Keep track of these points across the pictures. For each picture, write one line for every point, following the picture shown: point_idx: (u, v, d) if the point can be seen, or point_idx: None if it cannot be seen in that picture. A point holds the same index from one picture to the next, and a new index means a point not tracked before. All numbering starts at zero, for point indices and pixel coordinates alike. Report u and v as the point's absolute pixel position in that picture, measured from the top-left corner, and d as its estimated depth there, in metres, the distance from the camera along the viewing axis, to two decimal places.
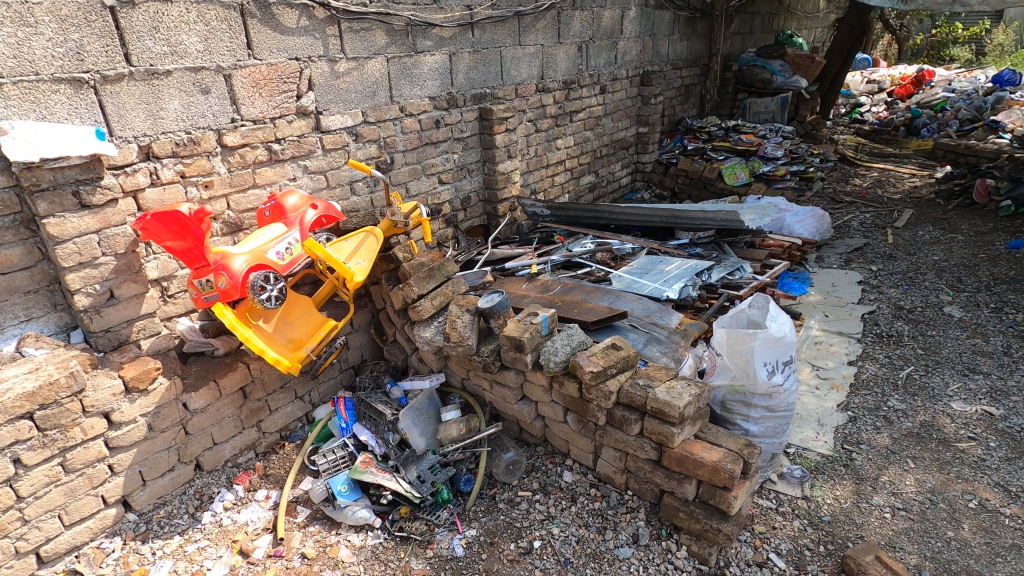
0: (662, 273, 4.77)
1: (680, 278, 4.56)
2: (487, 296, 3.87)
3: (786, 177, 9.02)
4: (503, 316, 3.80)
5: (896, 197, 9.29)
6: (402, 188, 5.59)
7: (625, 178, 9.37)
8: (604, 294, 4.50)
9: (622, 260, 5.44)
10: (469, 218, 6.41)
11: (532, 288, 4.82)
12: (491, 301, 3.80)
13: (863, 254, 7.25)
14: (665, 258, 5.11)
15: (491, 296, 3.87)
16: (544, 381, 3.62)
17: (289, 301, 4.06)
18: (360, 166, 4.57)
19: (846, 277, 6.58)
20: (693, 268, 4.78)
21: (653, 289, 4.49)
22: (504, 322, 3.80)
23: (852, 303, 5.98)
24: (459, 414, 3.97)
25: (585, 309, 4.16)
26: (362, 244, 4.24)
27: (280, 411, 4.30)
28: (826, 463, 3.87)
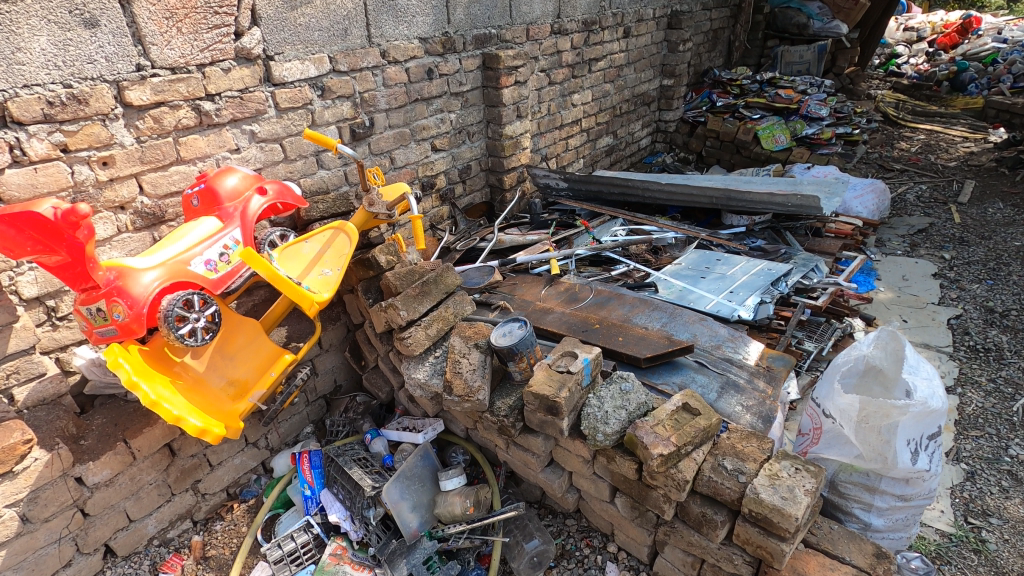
0: (724, 279, 3.69)
1: (752, 290, 3.50)
2: (505, 328, 2.76)
3: (832, 140, 7.82)
4: (527, 357, 2.68)
5: (950, 164, 8.15)
6: (385, 158, 4.37)
7: (645, 138, 8.11)
8: (654, 310, 3.42)
9: (664, 254, 4.33)
10: (469, 192, 5.23)
11: (557, 298, 3.73)
12: (513, 339, 2.66)
13: (929, 238, 6.18)
14: (724, 255, 4.01)
15: (510, 327, 2.76)
16: (585, 452, 2.59)
17: (228, 327, 2.92)
18: (321, 138, 3.30)
19: (918, 269, 5.53)
20: (765, 272, 3.68)
21: (717, 305, 3.42)
22: (529, 364, 2.72)
23: (932, 304, 4.96)
24: (463, 483, 2.94)
25: (633, 338, 3.10)
26: (330, 245, 3.08)
27: (224, 466, 3.27)
28: (949, 546, 2.93)
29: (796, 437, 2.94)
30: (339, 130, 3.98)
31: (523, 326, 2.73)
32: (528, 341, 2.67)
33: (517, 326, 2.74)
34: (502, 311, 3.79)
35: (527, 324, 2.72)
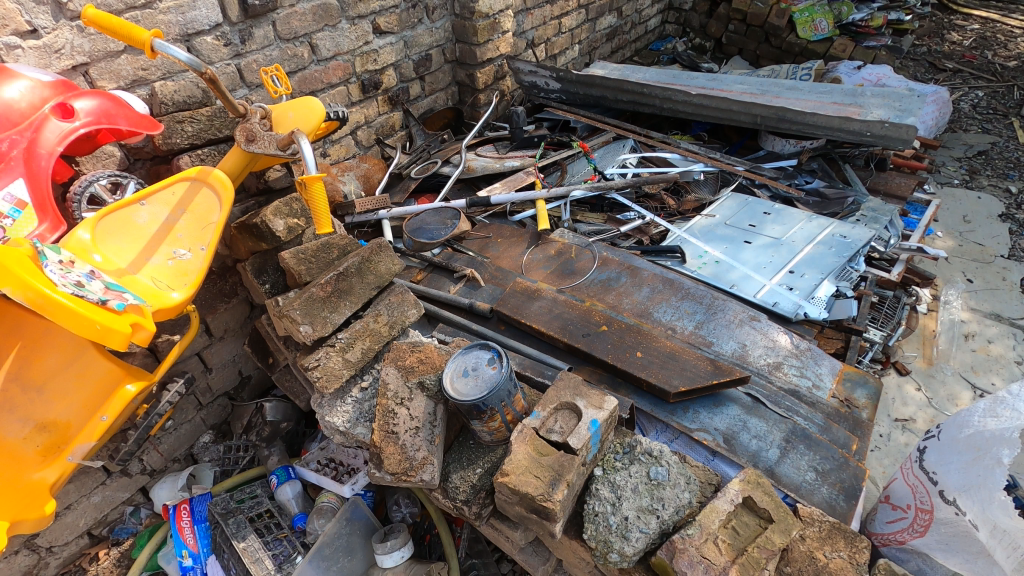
0: (778, 247, 2.64)
1: (822, 269, 2.46)
2: (471, 360, 1.74)
3: (881, 29, 6.38)
4: (501, 412, 1.68)
5: (1010, 63, 6.83)
6: (303, 46, 2.97)
7: (654, 18, 6.55)
8: (683, 299, 2.40)
9: (689, 197, 3.22)
10: (429, 94, 3.91)
11: (545, 270, 2.68)
12: (482, 384, 1.66)
13: (990, 162, 5.12)
14: (775, 206, 2.92)
15: (476, 358, 1.74)
16: (586, 556, 1.71)
17: (31, 343, 1.79)
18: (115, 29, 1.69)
19: (981, 207, 4.53)
20: (836, 240, 2.63)
21: (773, 294, 2.40)
22: (504, 423, 1.72)
23: (1001, 257, 4.03)
24: (406, 556, 1.99)
25: (657, 353, 2.11)
26: (184, 210, 1.91)
27: (79, 508, 2.35)
28: None
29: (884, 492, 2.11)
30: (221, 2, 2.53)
31: (499, 361, 1.71)
32: (507, 387, 1.66)
33: (489, 359, 1.73)
34: (469, 284, 2.72)
35: (503, 357, 1.71)
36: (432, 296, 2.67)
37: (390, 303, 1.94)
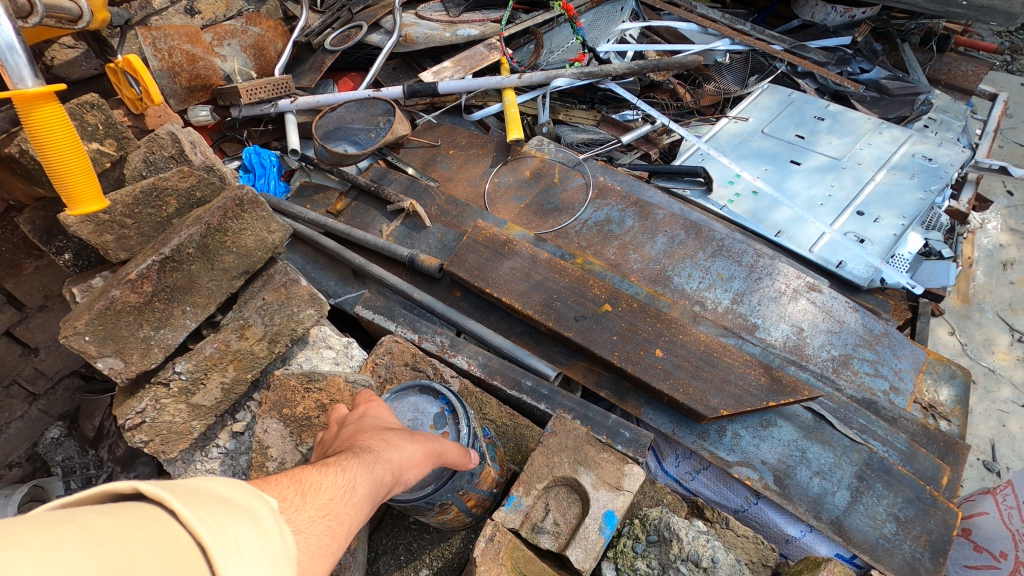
0: (838, 172, 1.92)
1: (903, 210, 1.77)
2: (406, 414, 1.05)
3: None
4: (455, 503, 1.01)
5: None
6: None
7: None
8: (714, 255, 1.69)
9: (707, 87, 2.38)
10: None
11: (517, 203, 1.92)
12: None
13: None
14: (831, 109, 2.14)
15: (411, 415, 1.05)
16: None
17: None
18: None
19: None
20: (917, 163, 1.91)
21: (835, 247, 1.72)
22: (461, 512, 1.07)
23: None
24: None
25: (688, 353, 1.44)
26: None
27: None
28: None
29: (969, 497, 1.60)
30: None
31: (451, 420, 1.03)
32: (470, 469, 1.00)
33: (434, 415, 1.05)
34: (409, 222, 1.90)
35: (460, 414, 1.03)
36: (355, 240, 1.86)
37: (266, 303, 1.18)
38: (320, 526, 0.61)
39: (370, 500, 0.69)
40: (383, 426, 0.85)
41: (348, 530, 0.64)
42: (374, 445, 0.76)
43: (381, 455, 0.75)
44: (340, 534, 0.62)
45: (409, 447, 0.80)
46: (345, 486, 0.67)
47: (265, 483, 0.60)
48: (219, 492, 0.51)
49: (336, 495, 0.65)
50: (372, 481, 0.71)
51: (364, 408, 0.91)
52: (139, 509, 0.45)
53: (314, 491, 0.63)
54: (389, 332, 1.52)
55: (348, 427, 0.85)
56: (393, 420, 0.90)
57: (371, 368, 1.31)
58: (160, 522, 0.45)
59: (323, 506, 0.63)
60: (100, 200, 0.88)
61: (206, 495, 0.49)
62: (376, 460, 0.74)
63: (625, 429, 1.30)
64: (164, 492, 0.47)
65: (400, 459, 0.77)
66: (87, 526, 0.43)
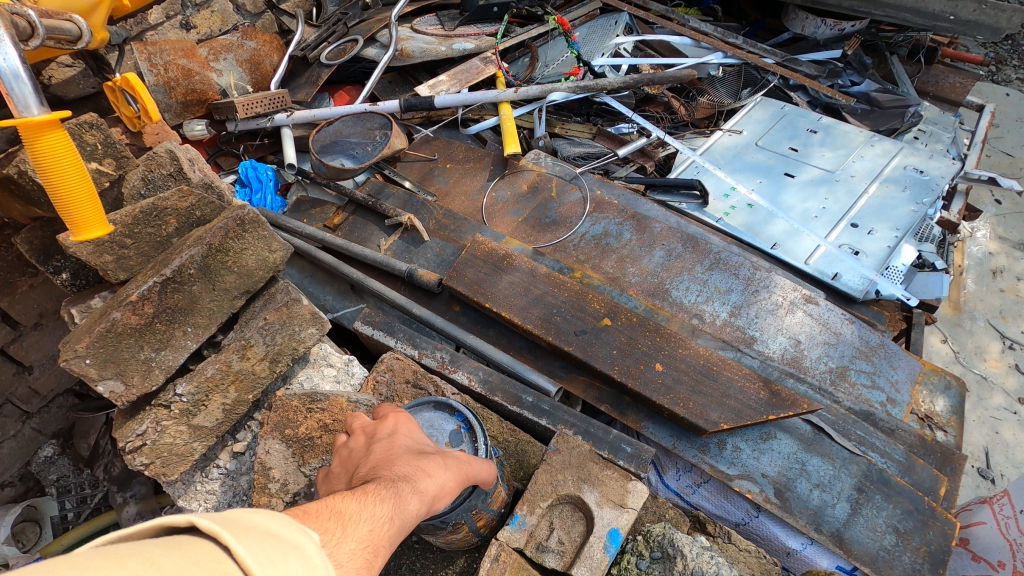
0: (832, 185, 1.94)
1: (897, 222, 1.79)
2: (420, 431, 1.05)
3: None
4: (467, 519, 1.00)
5: None
6: None
7: None
8: (712, 268, 1.71)
9: (702, 100, 2.41)
10: None
11: (515, 217, 1.93)
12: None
13: (1017, 49, 4.39)
14: (823, 122, 2.17)
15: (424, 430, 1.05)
16: None
17: None
18: None
19: (1010, 107, 3.88)
20: (909, 176, 1.94)
21: (831, 260, 1.74)
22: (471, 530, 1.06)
23: None
24: None
25: (687, 367, 1.44)
26: None
27: None
28: None
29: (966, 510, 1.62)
30: None
31: (467, 437, 1.04)
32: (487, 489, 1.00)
33: (451, 432, 1.05)
34: (407, 236, 1.91)
35: (477, 431, 1.04)
36: (354, 256, 1.86)
37: (268, 323, 1.17)
38: (359, 560, 0.60)
39: (405, 532, 0.69)
40: (416, 448, 0.86)
41: (383, 562, 0.64)
42: (410, 472, 0.77)
43: (418, 484, 0.75)
44: (377, 568, 0.62)
45: (444, 476, 0.81)
46: (384, 517, 0.67)
47: (308, 514, 0.60)
48: (272, 528, 0.52)
49: (375, 527, 0.65)
50: (409, 512, 0.71)
51: (394, 423, 0.90)
52: (196, 546, 0.46)
53: (354, 522, 0.64)
54: (390, 348, 1.52)
55: (381, 443, 0.86)
56: (426, 441, 0.90)
57: (372, 386, 1.31)
58: (218, 558, 0.46)
59: (362, 539, 0.63)
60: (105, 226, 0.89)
61: (259, 530, 0.50)
62: (413, 489, 0.74)
63: (627, 444, 1.30)
64: (223, 526, 0.48)
65: (434, 489, 0.78)
66: (152, 563, 0.44)
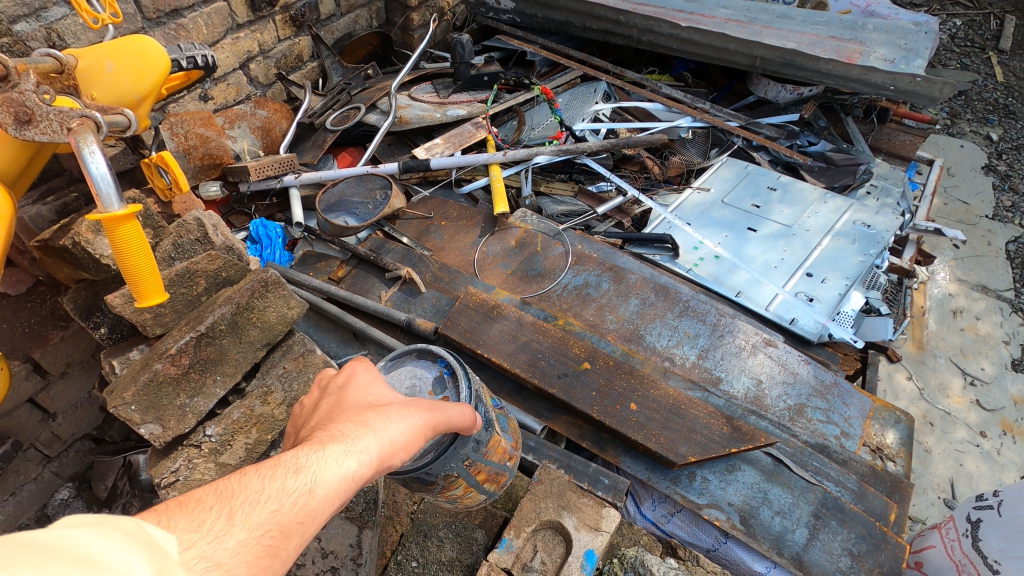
0: (790, 239, 2.16)
1: (847, 272, 2.00)
2: (406, 381, 1.18)
3: None
4: (473, 471, 1.15)
5: None
6: None
7: None
8: (682, 315, 1.90)
9: (673, 159, 2.66)
10: (347, 12, 3.10)
11: (504, 269, 2.13)
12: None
13: (969, 104, 4.75)
14: (783, 180, 2.41)
15: (409, 382, 1.18)
16: None
17: None
18: None
19: (964, 158, 4.19)
20: (858, 230, 2.15)
21: (789, 307, 1.94)
22: (476, 486, 1.20)
23: (985, 217, 3.74)
24: None
25: (660, 407, 1.61)
26: None
27: None
28: None
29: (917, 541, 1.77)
30: None
31: (449, 383, 1.17)
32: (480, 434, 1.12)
33: (434, 379, 1.18)
34: (405, 288, 2.09)
35: (457, 376, 1.17)
36: (357, 306, 2.03)
37: (286, 371, 1.36)
38: (254, 548, 0.60)
39: (332, 500, 0.67)
40: (369, 401, 0.83)
41: (297, 539, 0.64)
42: (347, 429, 0.74)
43: (352, 443, 0.72)
44: (283, 550, 0.62)
45: (391, 430, 0.77)
46: (297, 491, 0.65)
47: (183, 509, 0.59)
48: (90, 547, 0.46)
49: (280, 505, 0.63)
50: (334, 479, 0.68)
51: (350, 376, 0.89)
52: None
53: (250, 505, 0.62)
54: None
55: (332, 401, 0.84)
56: (385, 393, 0.87)
57: None
58: None
59: (260, 524, 0.61)
60: (165, 293, 1.05)
61: (72, 555, 0.44)
62: (348, 450, 0.71)
63: (604, 476, 1.46)
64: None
65: (378, 449, 0.74)
66: None
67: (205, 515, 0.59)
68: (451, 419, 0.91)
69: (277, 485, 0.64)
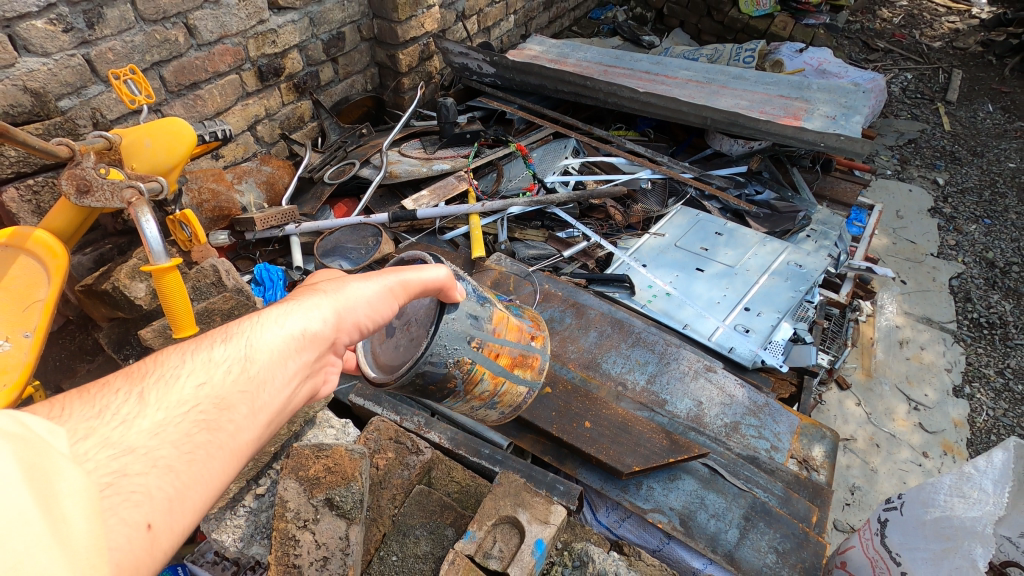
0: (732, 278, 2.45)
1: (779, 306, 2.29)
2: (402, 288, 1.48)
3: (822, 8, 5.68)
4: (489, 352, 1.52)
5: (935, 44, 6.60)
6: (175, 29, 2.46)
7: None
8: (634, 346, 2.17)
9: (635, 206, 2.98)
10: (344, 79, 3.47)
11: None
12: (420, 329, 1.41)
13: (919, 151, 5.15)
14: (729, 225, 2.73)
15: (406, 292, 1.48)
16: None
17: None
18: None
19: (912, 201, 4.54)
20: (791, 269, 2.45)
21: (728, 337, 2.22)
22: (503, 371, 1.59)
23: (930, 255, 4.06)
24: None
25: (610, 425, 1.86)
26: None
27: None
28: None
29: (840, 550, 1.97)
30: None
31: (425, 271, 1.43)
32: (469, 311, 1.43)
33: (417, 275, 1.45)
34: None
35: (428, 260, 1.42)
36: None
37: None
38: (193, 420, 0.83)
39: (266, 364, 0.93)
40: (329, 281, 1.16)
41: (236, 404, 0.89)
42: (297, 300, 1.04)
43: (293, 311, 1.01)
44: (225, 408, 0.87)
45: (342, 295, 1.08)
46: (222, 371, 0.89)
47: (101, 405, 0.80)
48: None
49: (205, 381, 0.87)
50: (264, 347, 0.94)
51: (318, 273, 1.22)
52: None
53: (177, 381, 0.85)
54: (377, 413, 1.94)
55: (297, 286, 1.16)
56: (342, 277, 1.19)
57: (364, 441, 1.72)
58: None
59: (190, 401, 0.84)
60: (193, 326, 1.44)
61: None
62: (294, 316, 1.01)
63: (560, 483, 1.71)
64: None
65: (329, 305, 1.05)
66: None
67: (115, 410, 0.80)
68: (418, 277, 1.23)
69: (194, 370, 0.87)
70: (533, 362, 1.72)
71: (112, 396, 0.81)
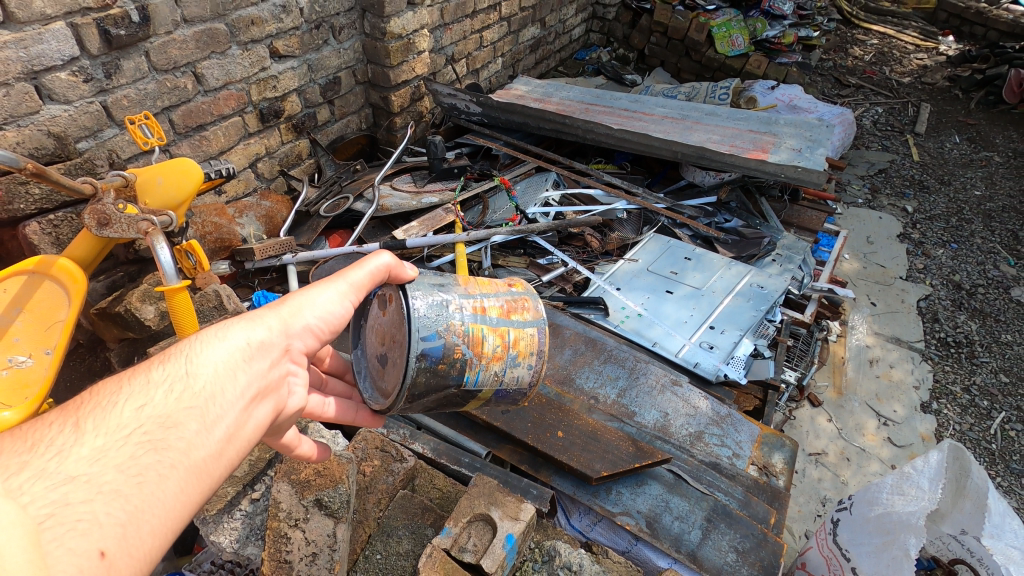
0: (699, 299, 2.63)
1: (740, 325, 2.47)
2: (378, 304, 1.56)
3: (793, 47, 6.03)
4: (474, 307, 1.43)
5: (905, 79, 6.94)
6: (184, 77, 2.69)
7: (578, 27, 6.13)
8: (606, 362, 2.33)
9: (612, 234, 3.18)
10: (340, 119, 3.71)
11: None
12: (400, 330, 1.43)
13: (889, 180, 5.40)
14: (697, 251, 2.92)
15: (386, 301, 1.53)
16: None
17: None
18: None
19: (882, 227, 4.76)
20: (754, 290, 2.64)
21: (694, 354, 2.40)
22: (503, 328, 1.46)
23: (900, 278, 4.26)
24: None
25: (581, 434, 2.00)
26: (19, 301, 1.74)
27: None
28: None
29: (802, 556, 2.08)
30: (84, 42, 2.26)
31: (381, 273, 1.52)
32: (429, 282, 1.44)
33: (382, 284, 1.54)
34: None
35: None
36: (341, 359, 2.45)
37: None
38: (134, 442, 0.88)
39: (206, 386, 0.98)
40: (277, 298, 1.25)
41: (180, 424, 0.93)
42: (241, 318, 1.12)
43: (235, 327, 1.09)
44: (167, 428, 0.91)
45: (288, 314, 1.18)
46: (160, 395, 0.94)
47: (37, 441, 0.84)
48: None
49: (142, 406, 0.91)
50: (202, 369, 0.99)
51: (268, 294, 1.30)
52: None
53: (116, 408, 0.90)
54: None
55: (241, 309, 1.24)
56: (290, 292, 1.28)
57: (352, 449, 1.87)
58: None
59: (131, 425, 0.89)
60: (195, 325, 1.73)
61: None
62: (237, 333, 1.08)
63: (533, 488, 1.86)
64: None
65: (276, 322, 1.15)
66: None
67: (50, 443, 0.83)
68: (365, 274, 1.32)
69: (131, 395, 0.92)
70: (528, 304, 1.55)
71: (45, 429, 0.85)
